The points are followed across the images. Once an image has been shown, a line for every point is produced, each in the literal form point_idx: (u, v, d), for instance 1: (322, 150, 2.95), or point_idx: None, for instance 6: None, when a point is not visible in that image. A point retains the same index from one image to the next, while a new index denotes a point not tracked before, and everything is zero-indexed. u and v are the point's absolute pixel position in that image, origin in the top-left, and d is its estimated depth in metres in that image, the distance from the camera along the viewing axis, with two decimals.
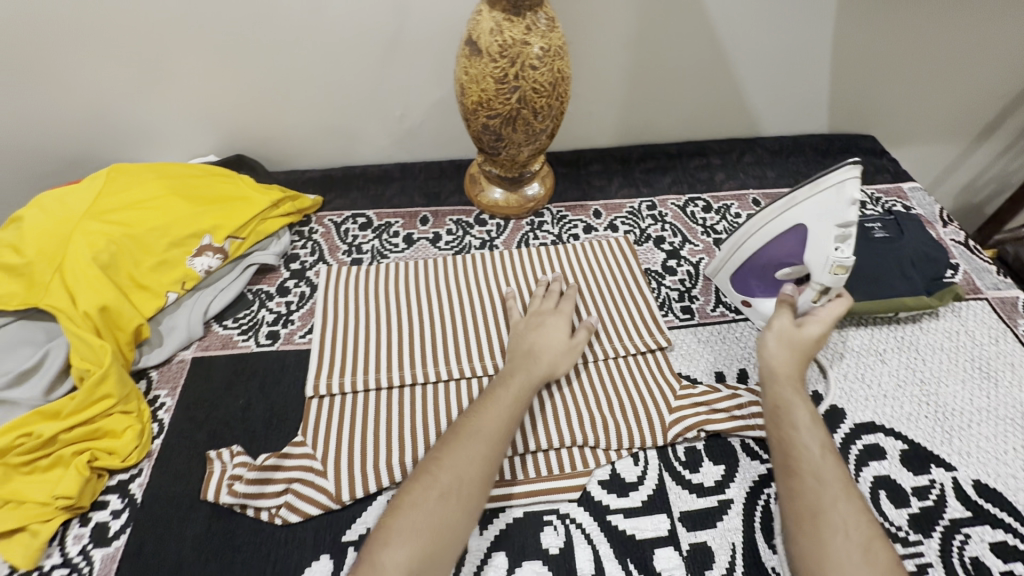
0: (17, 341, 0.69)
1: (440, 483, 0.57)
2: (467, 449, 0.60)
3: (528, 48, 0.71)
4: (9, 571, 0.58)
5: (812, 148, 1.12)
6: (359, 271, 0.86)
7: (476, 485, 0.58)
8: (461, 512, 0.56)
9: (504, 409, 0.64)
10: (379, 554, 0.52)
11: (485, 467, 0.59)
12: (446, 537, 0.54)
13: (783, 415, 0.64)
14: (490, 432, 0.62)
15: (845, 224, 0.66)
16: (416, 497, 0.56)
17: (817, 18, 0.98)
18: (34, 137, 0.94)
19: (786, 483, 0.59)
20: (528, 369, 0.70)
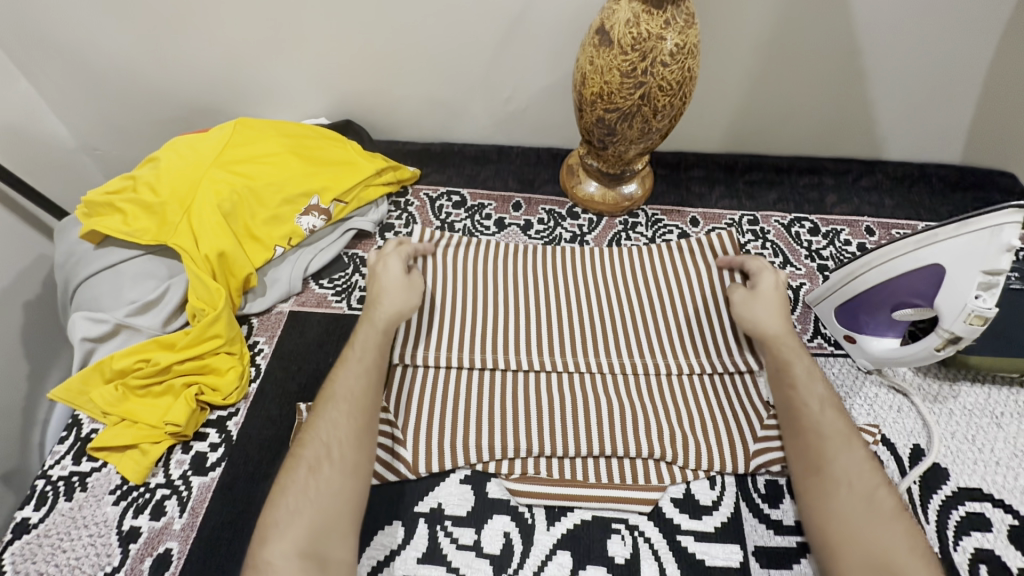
0: (144, 273, 0.74)
1: (305, 460, 0.58)
2: (329, 417, 0.60)
3: (662, 44, 0.68)
4: (121, 482, 0.64)
5: (941, 180, 1.02)
6: (447, 245, 0.83)
7: (345, 446, 0.59)
8: (338, 478, 0.57)
9: (356, 367, 0.65)
10: (263, 551, 0.53)
11: (352, 424, 0.60)
12: (331, 508, 0.55)
13: (812, 452, 0.61)
14: (352, 392, 0.63)
15: (994, 272, 0.59)
16: (286, 483, 0.56)
17: (978, 36, 0.88)
18: (173, 85, 1.02)
19: (822, 514, 0.58)
20: (370, 320, 0.69)
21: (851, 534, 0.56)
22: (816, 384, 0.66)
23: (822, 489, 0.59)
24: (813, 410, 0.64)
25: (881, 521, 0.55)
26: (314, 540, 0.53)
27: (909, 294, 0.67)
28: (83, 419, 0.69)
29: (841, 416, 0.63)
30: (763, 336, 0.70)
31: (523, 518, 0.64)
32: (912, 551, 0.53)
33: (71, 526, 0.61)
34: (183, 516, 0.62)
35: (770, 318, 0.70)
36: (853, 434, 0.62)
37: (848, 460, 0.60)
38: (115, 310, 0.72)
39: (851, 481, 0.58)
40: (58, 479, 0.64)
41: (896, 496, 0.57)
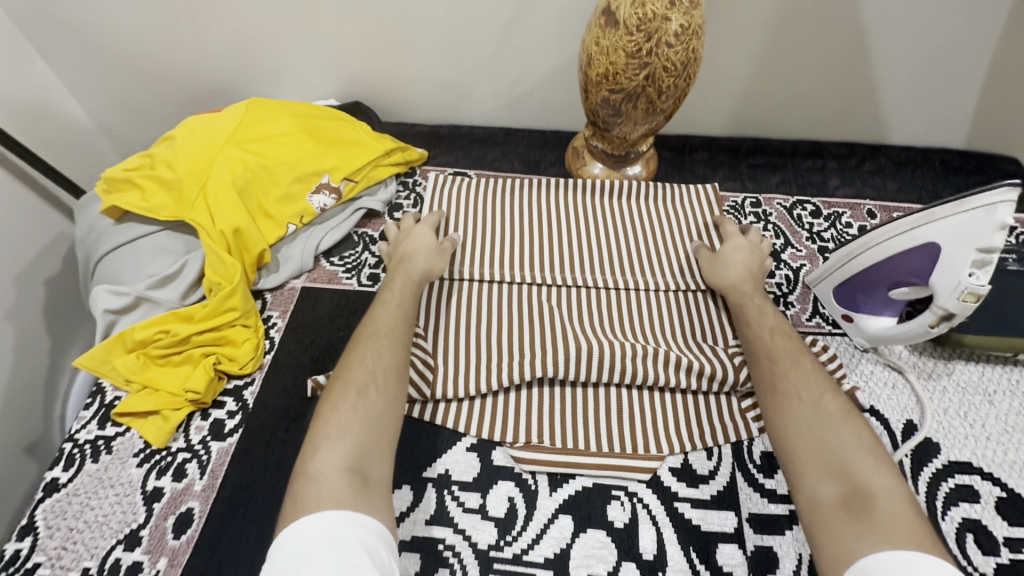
0: (161, 248, 0.77)
1: (354, 383, 0.59)
2: (372, 348, 0.63)
3: (667, 24, 0.69)
4: (144, 446, 0.67)
5: (943, 164, 1.03)
6: (461, 183, 0.92)
7: (390, 374, 0.61)
8: (383, 402, 0.59)
9: (397, 311, 0.69)
10: (313, 462, 0.53)
11: (394, 355, 0.63)
12: (376, 427, 0.57)
13: (772, 376, 0.65)
14: (388, 329, 0.66)
15: (987, 250, 0.61)
16: (336, 402, 0.58)
17: (984, 21, 0.88)
18: (185, 67, 1.03)
19: (780, 425, 0.61)
20: (406, 269, 0.74)
21: (807, 439, 0.58)
22: (777, 323, 0.71)
23: (778, 405, 0.62)
24: (766, 338, 0.69)
25: (829, 424, 0.58)
26: (361, 455, 0.55)
27: (905, 272, 0.68)
28: (107, 387, 0.72)
29: (791, 341, 0.68)
30: (727, 286, 0.76)
31: (527, 484, 0.67)
32: (861, 444, 0.56)
33: (98, 486, 0.64)
34: (204, 479, 0.65)
35: (734, 271, 0.77)
36: (804, 356, 0.67)
37: (798, 375, 0.64)
38: (136, 283, 0.75)
39: (803, 393, 0.62)
40: (85, 443, 0.67)
41: (845, 401, 0.61)
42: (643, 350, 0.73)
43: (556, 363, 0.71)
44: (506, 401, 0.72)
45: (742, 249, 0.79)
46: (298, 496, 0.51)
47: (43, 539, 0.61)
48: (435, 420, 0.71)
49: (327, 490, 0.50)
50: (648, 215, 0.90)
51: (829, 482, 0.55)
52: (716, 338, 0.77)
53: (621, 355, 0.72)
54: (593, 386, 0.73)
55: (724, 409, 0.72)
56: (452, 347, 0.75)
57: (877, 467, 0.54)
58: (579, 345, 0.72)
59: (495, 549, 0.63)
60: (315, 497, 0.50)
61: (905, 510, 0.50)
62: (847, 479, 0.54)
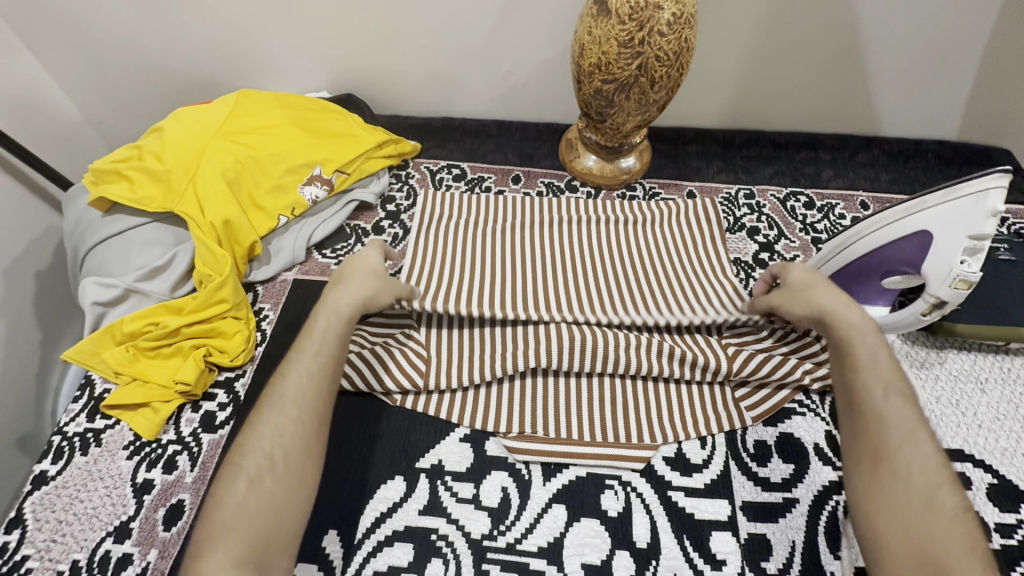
0: (151, 240, 0.76)
1: (245, 469, 0.53)
2: (273, 421, 0.56)
3: (659, 13, 0.69)
4: (134, 438, 0.67)
5: (936, 155, 1.03)
6: None
7: (290, 453, 0.55)
8: (280, 489, 0.53)
9: (307, 367, 0.60)
10: (201, 563, 0.48)
11: (301, 428, 0.57)
12: (275, 517, 0.52)
13: (874, 444, 0.57)
14: (293, 396, 0.58)
15: (979, 237, 0.61)
16: (223, 495, 0.52)
17: (977, 11, 0.88)
18: (175, 58, 1.02)
19: (872, 505, 0.54)
20: (331, 305, 0.65)
21: (906, 529, 0.52)
22: (889, 370, 0.61)
23: (874, 480, 0.55)
24: (874, 394, 0.60)
25: (934, 516, 0.51)
26: (254, 548, 0.50)
27: (899, 260, 0.69)
28: (96, 380, 0.72)
29: (908, 404, 0.58)
30: (815, 314, 0.67)
31: (520, 474, 0.67)
32: (976, 553, 0.49)
33: (88, 478, 0.64)
34: (195, 470, 0.64)
35: (823, 299, 0.67)
36: (920, 425, 0.57)
37: (909, 448, 0.56)
38: (125, 276, 0.74)
39: (914, 474, 0.54)
40: (74, 435, 0.67)
41: (961, 495, 0.52)
42: (636, 340, 0.73)
43: (550, 353, 0.71)
44: (499, 391, 0.72)
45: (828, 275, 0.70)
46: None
47: (32, 533, 0.60)
48: (428, 410, 0.71)
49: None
50: (641, 208, 0.90)
51: None
52: (711, 329, 0.77)
53: (614, 344, 0.72)
54: (586, 375, 0.73)
55: (717, 398, 0.72)
56: (445, 338, 0.75)
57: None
58: (573, 335, 0.72)
59: (488, 539, 0.62)
60: None
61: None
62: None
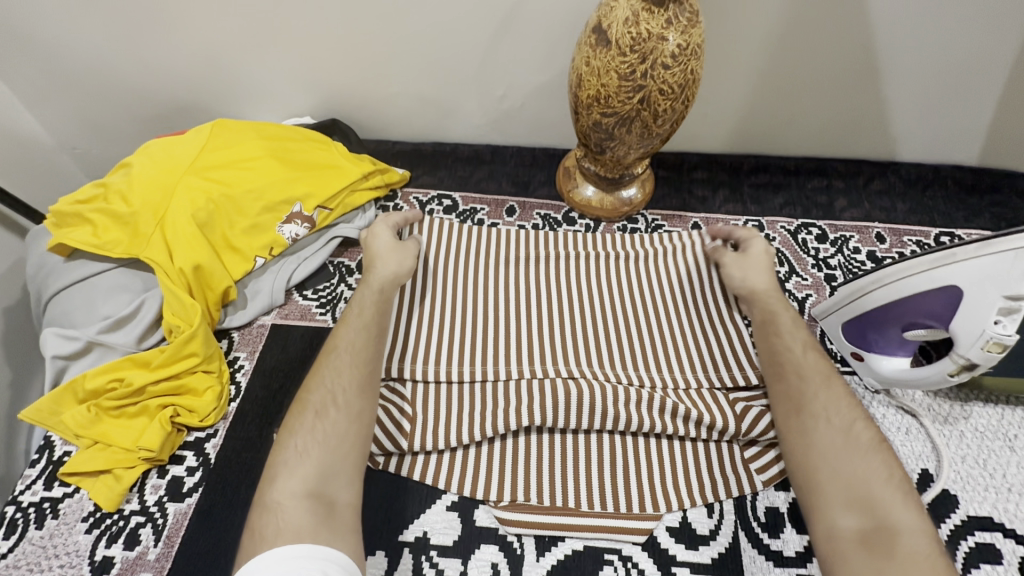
0: (117, 286, 0.71)
1: (311, 404, 0.58)
2: (332, 366, 0.61)
3: (663, 45, 0.63)
4: (94, 509, 0.62)
5: (956, 182, 0.97)
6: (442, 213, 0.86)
7: (350, 393, 0.59)
8: (345, 421, 0.57)
9: (358, 319, 0.65)
10: (270, 492, 0.52)
11: (359, 372, 0.61)
12: (340, 450, 0.55)
13: (798, 394, 0.62)
14: (356, 343, 0.63)
15: (1015, 298, 0.56)
16: (293, 426, 0.56)
17: (1005, 32, 0.82)
18: (151, 83, 0.97)
19: (799, 448, 0.59)
20: (369, 279, 0.69)
21: (831, 466, 0.56)
22: (808, 334, 0.67)
23: (801, 427, 0.60)
24: (796, 353, 0.65)
25: (856, 454, 0.56)
26: (321, 483, 0.53)
27: (922, 314, 0.63)
28: (56, 440, 0.67)
29: (821, 357, 0.64)
30: (749, 292, 0.72)
31: (512, 548, 0.62)
32: (889, 479, 0.54)
33: (42, 556, 0.59)
34: (158, 546, 0.59)
35: (759, 279, 0.72)
36: (833, 373, 0.63)
37: (827, 396, 0.61)
38: (89, 326, 0.69)
39: (831, 416, 0.59)
40: (29, 506, 0.62)
41: (873, 430, 0.58)
42: (637, 395, 0.68)
43: (544, 412, 0.66)
44: (489, 453, 0.66)
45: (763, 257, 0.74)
46: (256, 531, 0.49)
47: None
48: (412, 476, 0.65)
49: (285, 522, 0.49)
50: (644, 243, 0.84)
51: (854, 517, 0.53)
52: (717, 379, 0.71)
53: (613, 401, 0.67)
54: (584, 434, 0.68)
55: (725, 459, 0.66)
56: (434, 392, 0.69)
57: (904, 505, 0.53)
58: (569, 390, 0.67)
59: None
60: (273, 530, 0.48)
61: (929, 550, 0.50)
62: (875, 515, 0.52)
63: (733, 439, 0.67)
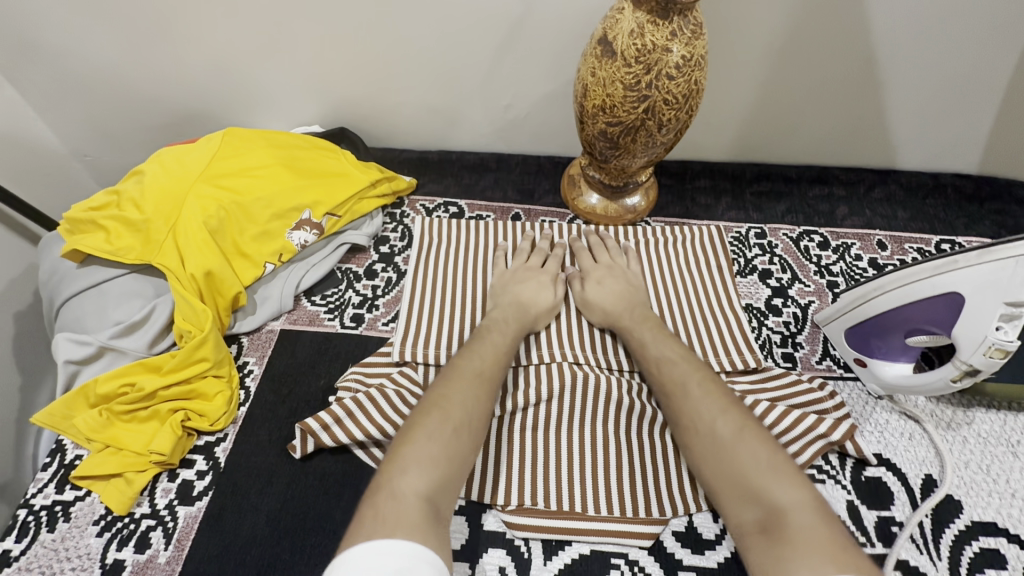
0: (128, 292, 0.72)
1: (453, 416, 0.56)
2: (472, 383, 0.61)
3: (667, 56, 0.65)
4: (105, 512, 0.62)
5: (956, 190, 0.98)
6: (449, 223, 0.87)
7: (481, 421, 0.59)
8: (469, 446, 0.56)
9: (494, 346, 0.67)
10: (398, 481, 0.50)
11: (486, 398, 0.61)
12: (456, 465, 0.54)
13: (675, 406, 0.63)
14: (490, 368, 0.64)
15: (1016, 304, 0.57)
16: (430, 429, 0.55)
17: (1002, 42, 0.84)
18: (162, 92, 0.99)
19: (694, 461, 0.60)
20: (519, 316, 0.71)
21: (717, 470, 0.56)
22: (666, 347, 0.68)
23: (687, 439, 0.61)
24: (657, 368, 0.66)
25: (728, 446, 0.56)
26: (438, 490, 0.51)
27: (924, 321, 0.64)
28: (67, 444, 0.67)
29: (679, 363, 0.66)
30: (610, 319, 0.73)
31: (519, 552, 0.62)
32: (766, 464, 0.54)
33: (53, 559, 0.59)
34: (169, 549, 0.60)
35: (609, 304, 0.74)
36: (698, 374, 0.64)
37: (693, 398, 0.62)
38: (100, 331, 0.70)
39: (698, 419, 0.60)
40: (40, 509, 0.63)
41: (738, 417, 0.58)
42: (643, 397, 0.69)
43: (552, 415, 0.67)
44: (495, 455, 0.67)
45: (603, 280, 0.77)
46: (378, 512, 0.47)
47: None
48: None
49: (406, 516, 0.47)
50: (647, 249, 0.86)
51: (751, 513, 0.52)
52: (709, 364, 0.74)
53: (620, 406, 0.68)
54: (590, 438, 0.68)
55: None
56: None
57: (785, 483, 0.52)
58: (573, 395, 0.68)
59: None
60: (393, 518, 0.46)
61: (813, 521, 0.49)
62: (764, 505, 0.52)
63: None
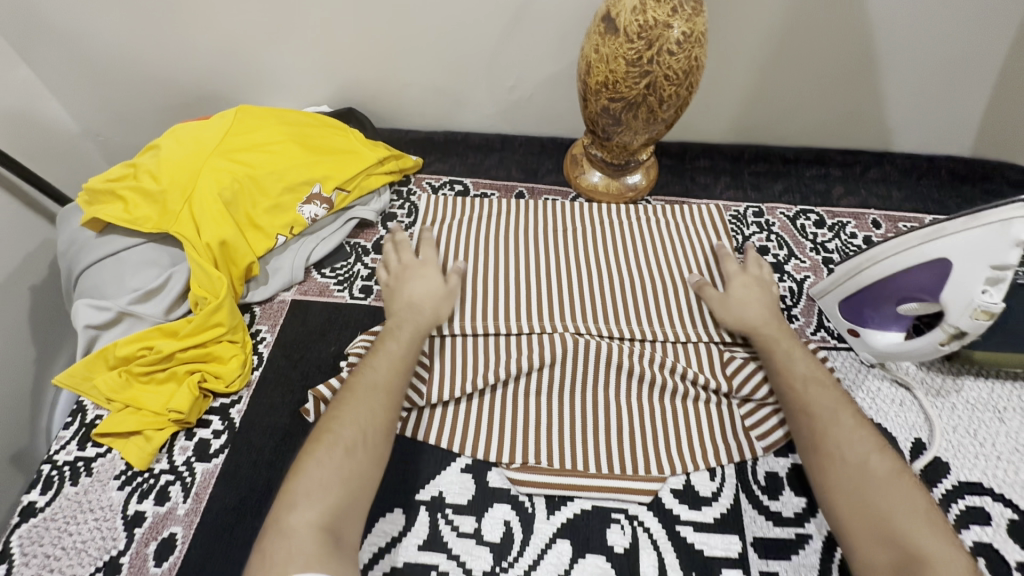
0: (145, 261, 0.74)
1: (342, 438, 0.57)
2: (367, 400, 0.61)
3: (669, 32, 0.67)
4: (125, 467, 0.65)
5: (949, 172, 1.00)
6: (455, 201, 0.90)
7: (379, 437, 0.59)
8: (368, 462, 0.57)
9: (392, 357, 0.66)
10: (289, 517, 0.51)
11: (387, 411, 0.61)
12: (356, 488, 0.55)
13: (812, 430, 0.62)
14: (386, 380, 0.63)
15: (1002, 266, 0.59)
16: (321, 457, 0.56)
17: (994, 25, 0.86)
18: (174, 73, 1.01)
19: (823, 488, 0.59)
20: (414, 319, 0.70)
21: (856, 504, 0.56)
22: (814, 368, 0.67)
23: (820, 464, 0.60)
24: (801, 388, 0.65)
25: (875, 483, 0.56)
26: (336, 517, 0.53)
27: (915, 288, 0.66)
28: (88, 405, 0.70)
29: (826, 389, 0.65)
30: (746, 325, 0.73)
31: (523, 507, 0.65)
32: (915, 512, 0.53)
33: (77, 510, 0.62)
34: (187, 502, 0.62)
35: (752, 310, 0.73)
36: (844, 404, 0.63)
37: (840, 428, 0.61)
38: (119, 298, 0.72)
39: (845, 450, 0.59)
40: (64, 464, 0.65)
41: (892, 459, 0.58)
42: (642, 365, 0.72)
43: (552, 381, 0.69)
44: (500, 417, 0.69)
45: (749, 286, 0.76)
46: (265, 553, 0.49)
47: (19, 567, 0.58)
48: (428, 438, 0.68)
49: (298, 552, 0.49)
50: (647, 224, 0.88)
51: (885, 553, 0.52)
52: (710, 336, 0.76)
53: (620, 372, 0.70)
54: (592, 402, 0.71)
55: (726, 423, 0.70)
56: (450, 348, 0.74)
57: (934, 535, 0.52)
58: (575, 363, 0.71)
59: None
60: (284, 557, 0.49)
61: None
62: (904, 550, 0.51)
63: (728, 397, 0.71)
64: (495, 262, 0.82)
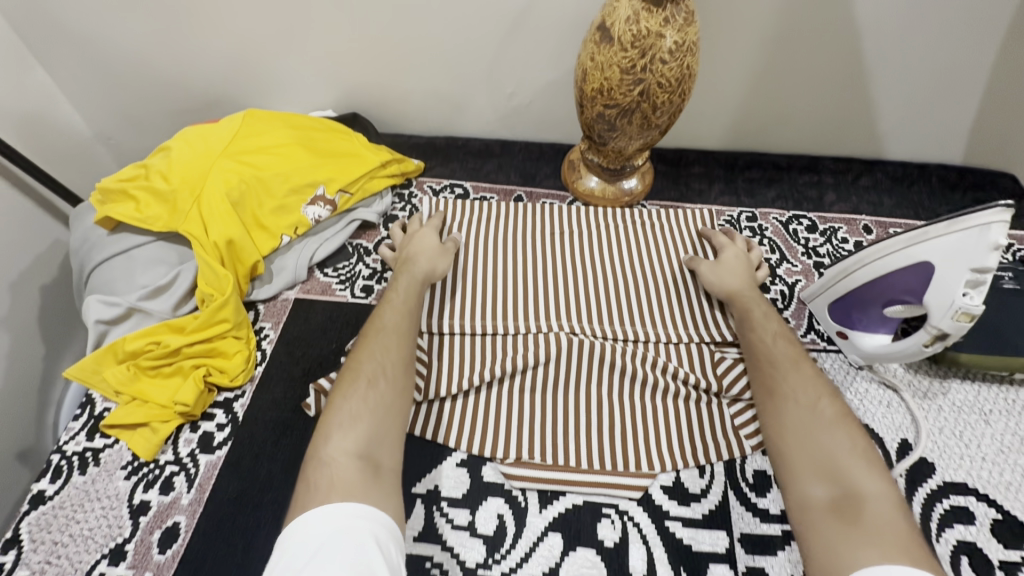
0: (154, 259, 0.77)
1: (365, 372, 0.63)
2: (381, 343, 0.66)
3: (661, 41, 0.69)
4: (132, 458, 0.67)
5: (940, 179, 1.02)
6: (454, 204, 0.92)
7: (399, 367, 0.65)
8: (392, 394, 0.62)
9: (404, 306, 0.71)
10: (325, 448, 0.57)
11: (402, 350, 0.67)
12: (384, 419, 0.60)
13: (769, 380, 0.67)
14: (398, 325, 0.69)
15: (981, 269, 0.61)
16: (347, 391, 0.61)
17: (981, 37, 0.88)
18: (184, 78, 1.04)
19: (773, 428, 0.64)
20: (410, 270, 0.76)
21: (800, 442, 0.61)
22: (784, 326, 0.72)
23: (773, 407, 0.65)
24: (768, 342, 0.70)
25: (822, 428, 0.61)
26: (370, 444, 0.58)
27: (900, 290, 0.68)
28: (97, 398, 0.72)
29: (789, 344, 0.70)
30: (727, 289, 0.77)
31: (516, 501, 0.67)
32: (854, 452, 0.59)
33: (85, 498, 0.64)
34: (191, 492, 0.64)
35: (735, 278, 0.77)
36: (802, 358, 0.68)
37: (795, 377, 0.66)
38: (128, 294, 0.75)
39: (797, 395, 0.65)
40: (73, 454, 0.67)
41: (841, 406, 0.63)
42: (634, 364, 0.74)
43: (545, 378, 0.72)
44: (495, 414, 0.71)
45: (738, 255, 0.81)
46: (311, 480, 0.54)
47: (28, 553, 0.61)
48: (425, 433, 0.70)
49: (339, 476, 0.54)
50: (642, 228, 0.90)
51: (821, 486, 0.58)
52: (707, 335, 0.78)
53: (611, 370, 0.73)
54: (585, 399, 0.73)
55: (716, 422, 0.71)
56: (448, 346, 0.76)
57: (871, 474, 0.57)
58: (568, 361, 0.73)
59: (482, 567, 0.62)
60: (327, 481, 0.53)
61: (892, 513, 0.53)
62: (839, 484, 0.57)
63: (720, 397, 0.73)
64: (493, 263, 0.84)
